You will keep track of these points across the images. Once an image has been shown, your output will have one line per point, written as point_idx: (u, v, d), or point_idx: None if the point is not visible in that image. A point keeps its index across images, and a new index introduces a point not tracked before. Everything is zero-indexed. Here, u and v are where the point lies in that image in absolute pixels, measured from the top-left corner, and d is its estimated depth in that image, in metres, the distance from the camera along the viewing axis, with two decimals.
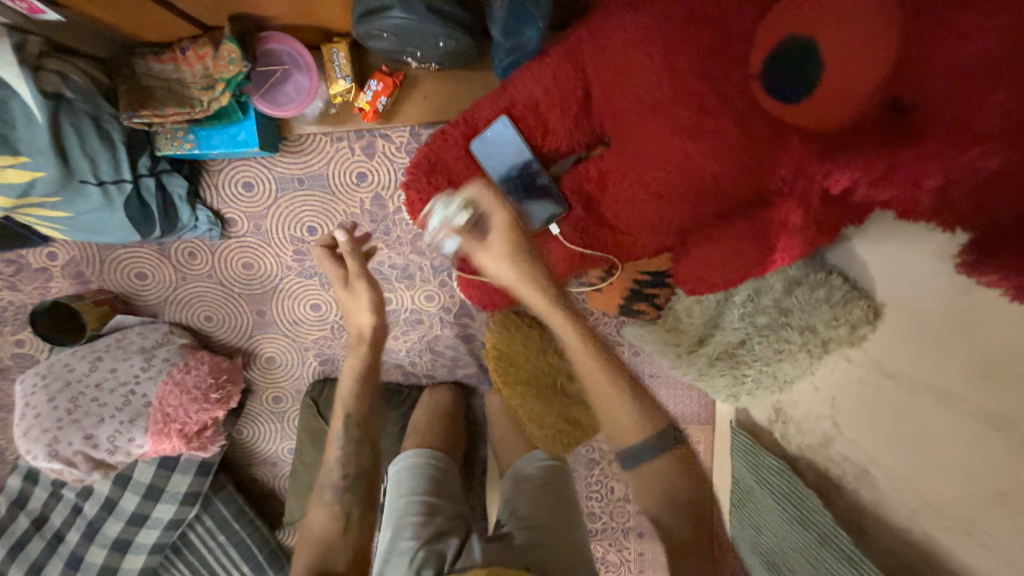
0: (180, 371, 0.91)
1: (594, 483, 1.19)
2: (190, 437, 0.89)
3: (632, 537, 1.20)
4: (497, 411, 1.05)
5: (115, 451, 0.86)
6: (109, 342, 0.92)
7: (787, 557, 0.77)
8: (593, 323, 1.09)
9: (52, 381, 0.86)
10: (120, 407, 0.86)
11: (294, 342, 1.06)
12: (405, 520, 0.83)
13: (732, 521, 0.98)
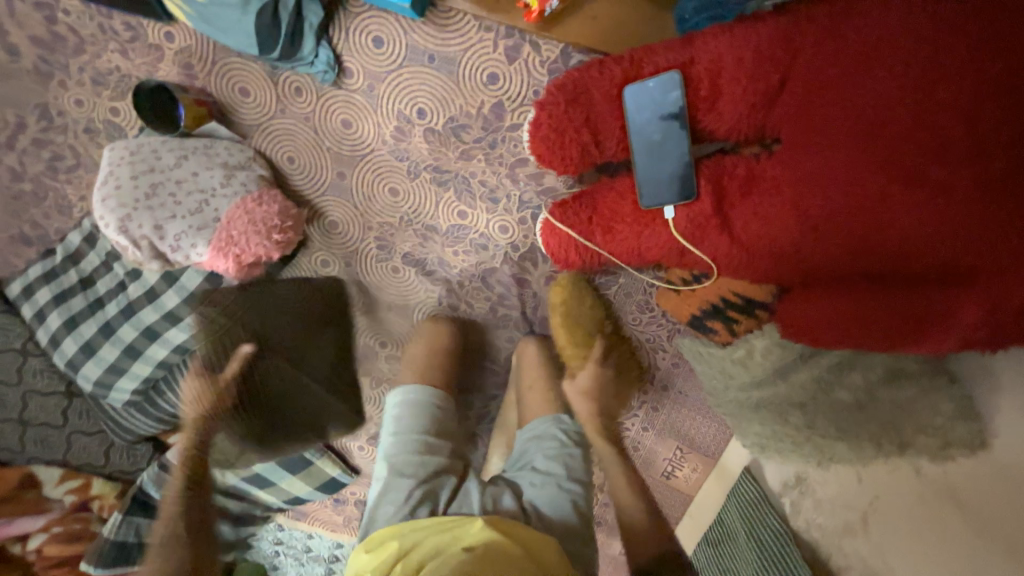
0: (252, 201, 0.90)
1: None
2: (245, 264, 0.90)
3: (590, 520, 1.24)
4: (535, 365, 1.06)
5: (177, 250, 0.88)
6: (199, 145, 0.91)
7: None
8: (647, 317, 1.04)
9: (137, 161, 0.87)
10: (193, 211, 0.87)
11: (360, 216, 1.05)
12: (405, 454, 0.88)
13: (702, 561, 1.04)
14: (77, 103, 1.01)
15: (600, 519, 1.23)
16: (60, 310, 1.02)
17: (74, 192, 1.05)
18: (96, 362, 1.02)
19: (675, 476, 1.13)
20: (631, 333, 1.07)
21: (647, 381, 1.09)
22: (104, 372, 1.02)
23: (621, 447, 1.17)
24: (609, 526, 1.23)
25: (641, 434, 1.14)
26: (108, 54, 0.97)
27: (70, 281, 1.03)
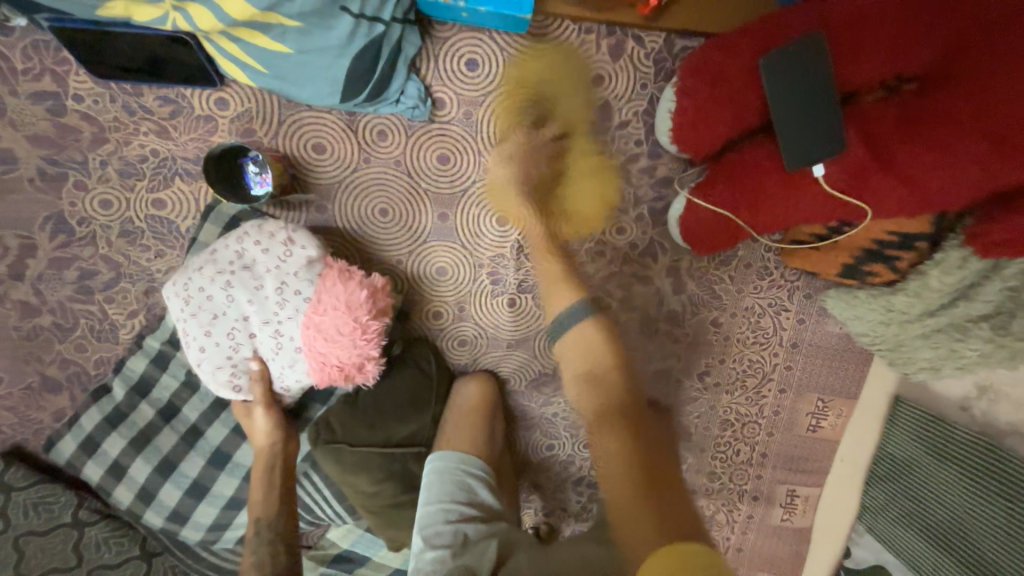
0: (317, 312, 0.76)
1: (722, 445, 1.19)
2: (349, 374, 0.78)
3: (746, 498, 1.22)
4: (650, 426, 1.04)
5: (288, 388, 0.81)
6: (242, 262, 0.77)
7: (963, 521, 0.99)
8: (768, 282, 1.07)
9: (195, 312, 0.76)
10: (273, 349, 0.78)
11: (468, 256, 0.95)
12: (435, 528, 0.82)
13: (877, 490, 1.14)
14: (103, 205, 0.83)
15: (757, 495, 1.21)
16: (145, 456, 0.83)
17: (118, 310, 0.86)
18: (211, 501, 0.83)
19: (821, 427, 1.16)
20: (753, 303, 1.09)
21: (776, 344, 1.11)
22: (223, 509, 0.83)
23: (762, 416, 1.17)
24: (767, 498, 1.21)
25: (780, 397, 1.15)
26: (141, 138, 0.81)
27: (145, 417, 0.84)
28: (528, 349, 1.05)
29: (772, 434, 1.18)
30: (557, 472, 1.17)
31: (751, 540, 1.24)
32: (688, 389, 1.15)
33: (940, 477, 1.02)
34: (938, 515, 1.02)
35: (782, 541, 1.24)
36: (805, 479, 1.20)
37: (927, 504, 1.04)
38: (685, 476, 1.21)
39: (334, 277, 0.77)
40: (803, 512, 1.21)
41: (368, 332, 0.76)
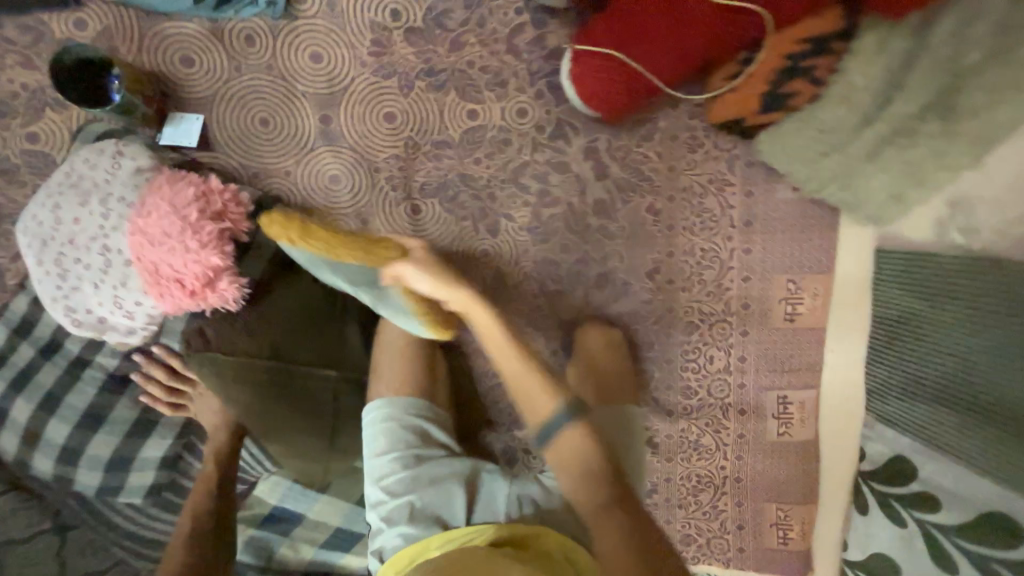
0: (143, 217, 0.66)
1: (691, 354, 1.05)
2: (196, 289, 0.67)
3: (733, 415, 1.06)
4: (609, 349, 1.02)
5: (134, 316, 0.70)
6: (66, 180, 0.69)
7: (983, 369, 0.81)
8: (702, 155, 0.96)
9: (31, 241, 0.69)
10: (101, 268, 0.67)
11: (362, 160, 0.90)
12: (392, 476, 0.79)
13: (875, 367, 0.95)
14: None
15: (743, 407, 1.06)
16: (26, 395, 0.78)
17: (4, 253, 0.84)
18: (108, 430, 0.79)
19: (799, 314, 1.00)
20: (691, 182, 0.98)
21: (727, 225, 0.99)
22: (124, 438, 0.79)
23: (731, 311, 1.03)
24: (756, 411, 1.05)
25: (746, 287, 1.01)
26: (9, 71, 0.81)
27: (26, 357, 0.79)
28: (448, 261, 0.97)
29: (747, 333, 1.02)
30: (509, 406, 1.05)
31: (749, 465, 1.07)
32: (639, 292, 1.03)
33: (942, 322, 0.85)
34: (947, 368, 0.86)
35: (785, 461, 1.05)
36: (795, 382, 1.03)
37: (934, 360, 0.87)
38: (655, 393, 1.08)
39: (159, 179, 0.67)
40: (802, 423, 1.04)
41: (204, 234, 0.66)
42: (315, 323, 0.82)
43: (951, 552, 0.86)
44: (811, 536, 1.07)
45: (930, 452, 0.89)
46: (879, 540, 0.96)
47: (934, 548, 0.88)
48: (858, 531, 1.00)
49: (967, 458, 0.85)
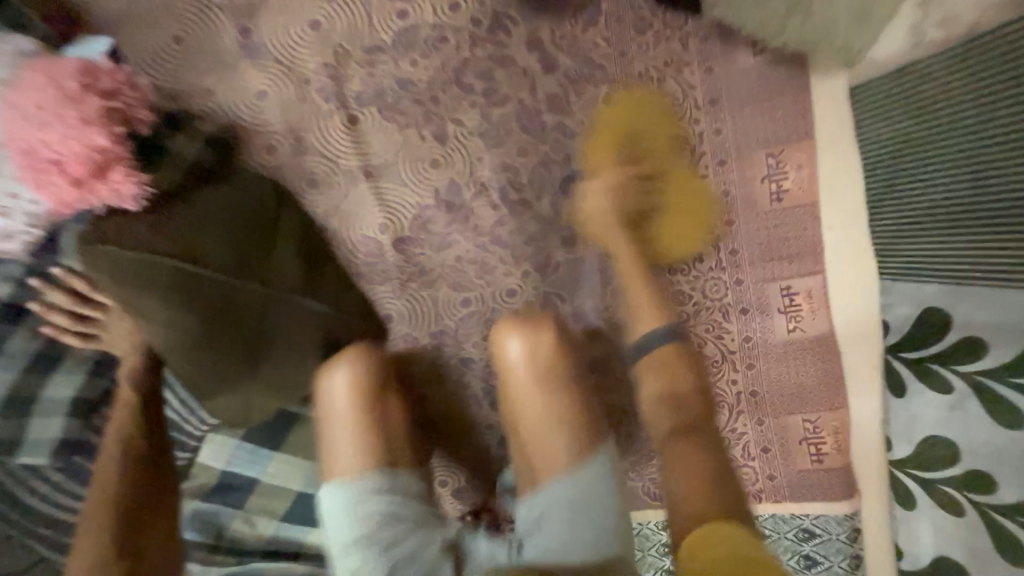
0: (17, 97, 0.67)
1: (676, 253, 0.95)
2: (79, 180, 0.67)
3: (734, 316, 0.95)
4: (536, 361, 0.76)
5: (11, 214, 0.72)
6: None
7: (988, 166, 0.73)
8: (652, 37, 0.92)
9: None
10: None
11: (289, 71, 0.84)
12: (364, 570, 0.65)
13: (886, 217, 0.86)
14: None
15: (744, 305, 0.95)
16: None
17: None
18: (12, 364, 0.78)
19: (786, 191, 0.92)
20: (645, 68, 0.93)
21: (690, 106, 0.93)
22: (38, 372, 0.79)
23: (712, 201, 0.94)
24: (759, 308, 0.94)
25: (722, 172, 0.94)
26: None
27: None
28: (396, 177, 0.88)
29: (733, 222, 0.95)
30: (484, 337, 0.93)
31: (762, 372, 0.96)
32: (610, 192, 0.94)
33: (933, 137, 0.79)
34: (948, 182, 0.77)
35: (801, 361, 0.94)
36: (795, 267, 0.93)
37: (937, 177, 0.78)
38: (646, 306, 0.96)
39: (36, 63, 0.68)
40: (815, 315, 0.93)
41: (88, 118, 0.67)
42: (233, 230, 0.74)
43: (994, 392, 0.72)
44: (847, 445, 0.94)
45: (957, 287, 0.77)
46: (927, 413, 0.82)
47: (978, 394, 0.75)
48: (901, 417, 0.86)
49: (986, 275, 0.73)
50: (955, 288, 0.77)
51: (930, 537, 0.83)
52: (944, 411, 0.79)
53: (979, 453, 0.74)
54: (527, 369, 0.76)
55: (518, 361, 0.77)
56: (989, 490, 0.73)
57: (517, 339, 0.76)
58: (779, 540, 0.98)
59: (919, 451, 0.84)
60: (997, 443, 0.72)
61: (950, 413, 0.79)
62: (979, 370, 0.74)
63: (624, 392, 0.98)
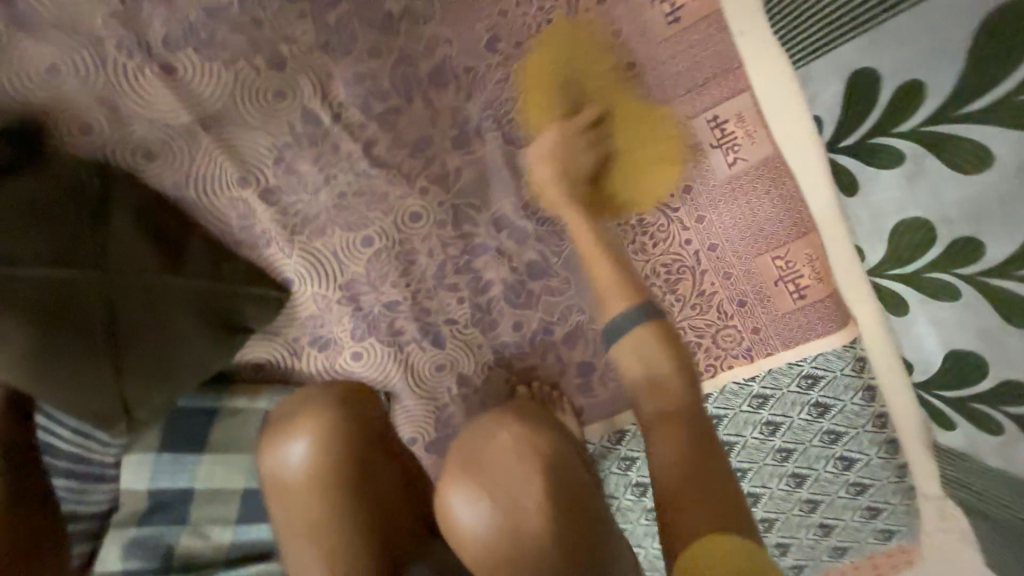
0: None
1: (584, 120, 0.84)
2: None
3: (664, 167, 0.85)
4: (512, 450, 0.74)
5: None
6: None
7: None
8: None
9: None
10: None
11: (70, 30, 0.71)
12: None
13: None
14: None
15: (672, 154, 0.84)
16: None
17: None
18: None
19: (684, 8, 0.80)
20: None
21: None
22: None
23: (605, 48, 0.82)
24: (688, 151, 0.84)
25: (608, 11, 0.81)
26: None
27: None
28: (239, 121, 0.76)
29: (636, 64, 0.82)
30: (401, 273, 0.83)
31: (714, 222, 0.86)
32: (489, 72, 0.83)
33: None
34: None
35: (752, 195, 0.84)
36: (717, 92, 0.81)
37: None
38: (568, 187, 0.85)
39: None
40: (753, 140, 0.82)
41: None
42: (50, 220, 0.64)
43: (953, 135, 0.57)
44: (825, 270, 0.84)
45: (869, 40, 0.60)
46: (886, 198, 0.66)
47: (935, 148, 0.59)
48: (863, 215, 0.70)
49: (870, 23, 0.59)
50: (870, 41, 0.60)
51: (931, 335, 0.70)
52: (903, 185, 0.63)
53: (957, 218, 0.60)
54: (508, 445, 0.74)
55: (500, 435, 0.76)
56: (979, 259, 0.60)
57: (509, 433, 0.75)
58: (784, 396, 0.90)
59: (892, 246, 0.68)
60: (972, 195, 0.58)
61: (911, 186, 0.63)
62: (926, 121, 0.58)
63: (574, 288, 0.89)
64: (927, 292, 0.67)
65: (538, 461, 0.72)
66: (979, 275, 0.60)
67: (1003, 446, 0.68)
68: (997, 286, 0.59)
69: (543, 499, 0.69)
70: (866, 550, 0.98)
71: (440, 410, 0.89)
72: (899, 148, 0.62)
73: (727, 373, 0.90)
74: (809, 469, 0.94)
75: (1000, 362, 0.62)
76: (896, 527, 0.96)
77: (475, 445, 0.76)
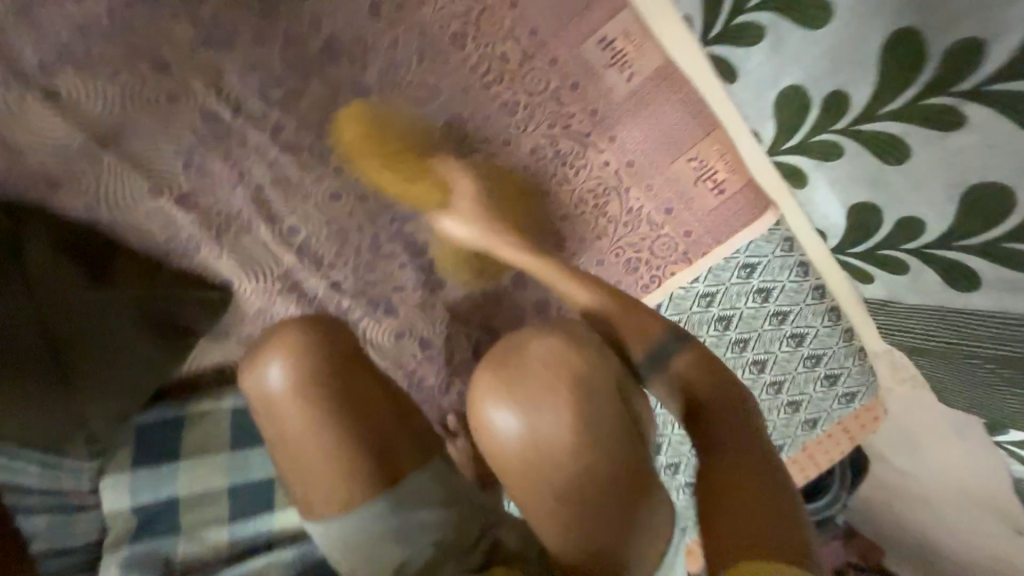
0: None
1: (481, 66, 0.85)
2: None
3: (568, 95, 0.86)
4: (550, 363, 0.61)
5: None
6: None
7: None
8: None
9: None
10: None
11: None
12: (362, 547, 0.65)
13: None
14: None
15: (572, 80, 0.85)
16: None
17: None
18: None
19: None
20: None
21: None
22: None
23: None
24: (588, 74, 0.85)
25: None
26: None
27: None
28: (129, 131, 0.75)
29: (518, 1, 0.84)
30: (339, 251, 0.85)
31: (627, 138, 0.88)
32: (378, 36, 0.83)
33: None
34: None
35: (654, 105, 0.87)
36: (600, 12, 0.84)
37: None
38: (482, 134, 0.87)
39: None
40: (642, 52, 0.85)
41: None
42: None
43: None
44: (738, 162, 0.88)
45: None
46: (759, 68, 0.67)
47: (778, 7, 0.61)
48: (747, 95, 0.71)
49: None
50: None
51: (832, 200, 0.75)
52: (770, 55, 0.65)
53: (821, 69, 0.62)
54: (557, 367, 0.61)
55: (535, 351, 0.62)
56: (849, 109, 0.62)
57: (545, 345, 0.63)
58: (728, 290, 0.95)
59: (779, 120, 0.71)
60: (828, 42, 0.59)
61: (774, 52, 0.64)
62: None
63: (511, 232, 0.91)
64: (818, 158, 0.70)
65: (572, 376, 0.60)
66: (853, 126, 0.63)
67: (914, 283, 0.74)
68: (868, 131, 0.62)
69: (575, 417, 0.58)
70: (836, 417, 1.05)
71: (409, 376, 0.92)
72: (756, 20, 0.63)
73: (672, 279, 0.94)
74: (768, 353, 0.99)
75: (893, 201, 0.67)
76: (857, 389, 1.03)
77: (511, 364, 0.62)
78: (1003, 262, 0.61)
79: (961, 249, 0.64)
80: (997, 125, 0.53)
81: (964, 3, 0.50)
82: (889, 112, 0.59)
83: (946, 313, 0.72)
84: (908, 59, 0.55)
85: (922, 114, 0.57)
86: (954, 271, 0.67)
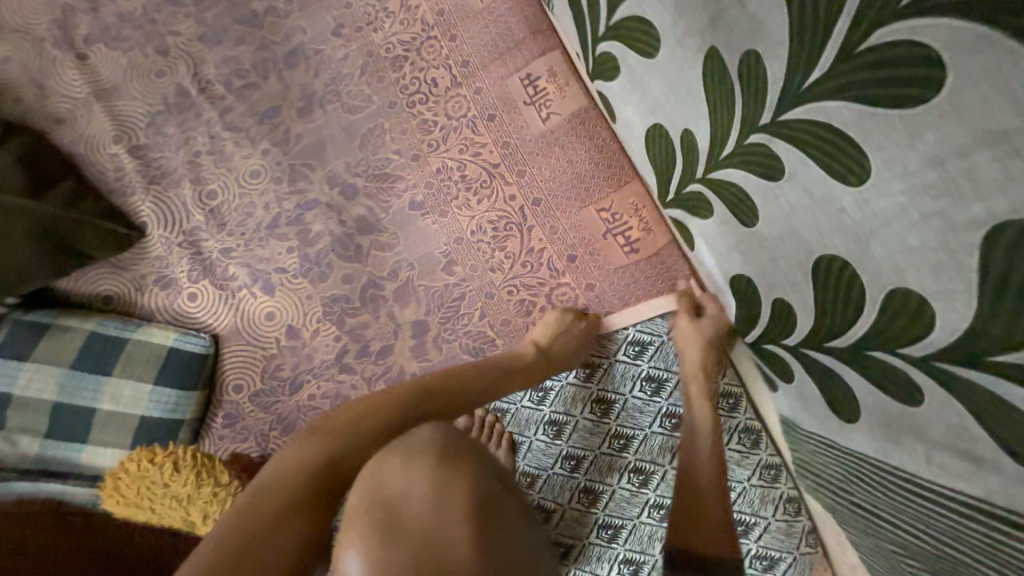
0: None
1: (412, 89, 0.91)
2: None
3: (484, 126, 0.87)
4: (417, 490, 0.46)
5: None
6: None
7: None
8: None
9: None
10: None
11: (26, 36, 0.96)
12: None
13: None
14: None
15: (490, 113, 0.87)
16: None
17: None
18: None
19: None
20: None
21: None
22: None
23: (433, 28, 0.91)
24: (506, 110, 0.86)
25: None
26: None
27: None
28: (125, 93, 0.94)
29: (457, 37, 0.90)
30: (243, 221, 0.92)
31: (532, 175, 0.85)
32: (333, 53, 0.94)
33: None
34: None
35: (564, 146, 0.84)
36: (528, 56, 0.86)
37: None
38: (398, 147, 0.90)
39: None
40: (564, 94, 0.85)
41: None
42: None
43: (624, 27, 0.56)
44: (642, 219, 0.81)
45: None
46: (626, 111, 0.65)
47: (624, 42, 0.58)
48: (630, 138, 0.69)
49: None
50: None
51: (713, 267, 0.63)
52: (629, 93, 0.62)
53: (667, 109, 0.56)
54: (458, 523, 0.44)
55: (415, 493, 0.45)
56: (697, 152, 0.54)
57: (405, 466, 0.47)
58: (612, 367, 0.81)
59: (657, 163, 0.64)
60: (659, 78, 0.55)
61: (631, 89, 0.61)
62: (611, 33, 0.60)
63: (400, 243, 0.90)
64: (692, 214, 0.61)
65: (456, 509, 0.45)
66: (705, 176, 0.55)
67: (802, 400, 0.55)
68: (717, 180, 0.53)
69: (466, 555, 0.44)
70: None
71: (263, 359, 0.90)
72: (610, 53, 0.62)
73: None
74: (654, 461, 0.79)
75: (760, 276, 0.53)
76: (777, 552, 0.75)
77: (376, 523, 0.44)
78: (875, 380, 0.43)
79: (832, 353, 0.47)
80: (812, 171, 0.41)
81: (736, 26, 0.43)
82: (725, 158, 0.50)
83: (835, 449, 0.53)
84: (718, 91, 0.48)
85: (749, 159, 0.47)
86: (825, 374, 0.50)
